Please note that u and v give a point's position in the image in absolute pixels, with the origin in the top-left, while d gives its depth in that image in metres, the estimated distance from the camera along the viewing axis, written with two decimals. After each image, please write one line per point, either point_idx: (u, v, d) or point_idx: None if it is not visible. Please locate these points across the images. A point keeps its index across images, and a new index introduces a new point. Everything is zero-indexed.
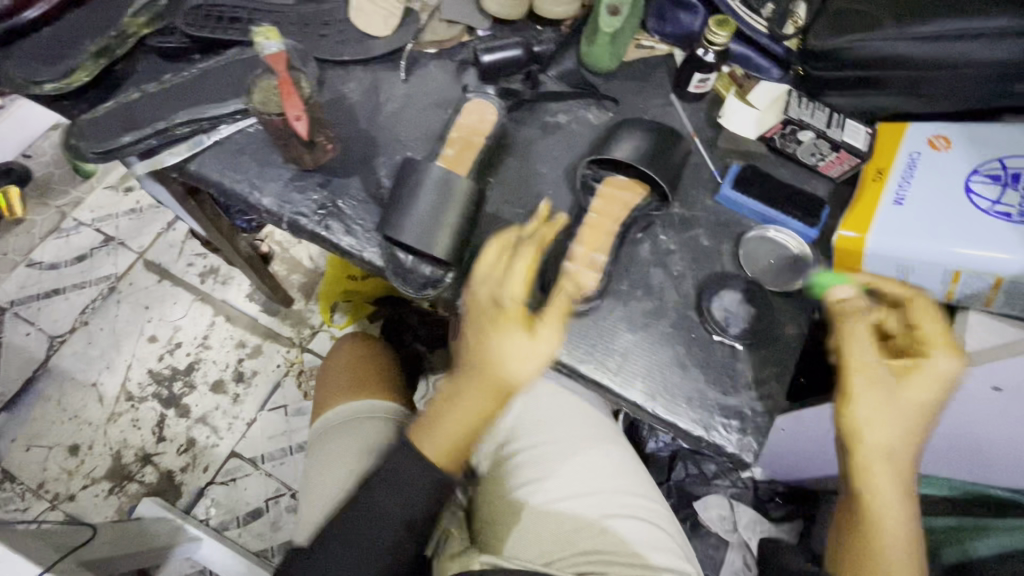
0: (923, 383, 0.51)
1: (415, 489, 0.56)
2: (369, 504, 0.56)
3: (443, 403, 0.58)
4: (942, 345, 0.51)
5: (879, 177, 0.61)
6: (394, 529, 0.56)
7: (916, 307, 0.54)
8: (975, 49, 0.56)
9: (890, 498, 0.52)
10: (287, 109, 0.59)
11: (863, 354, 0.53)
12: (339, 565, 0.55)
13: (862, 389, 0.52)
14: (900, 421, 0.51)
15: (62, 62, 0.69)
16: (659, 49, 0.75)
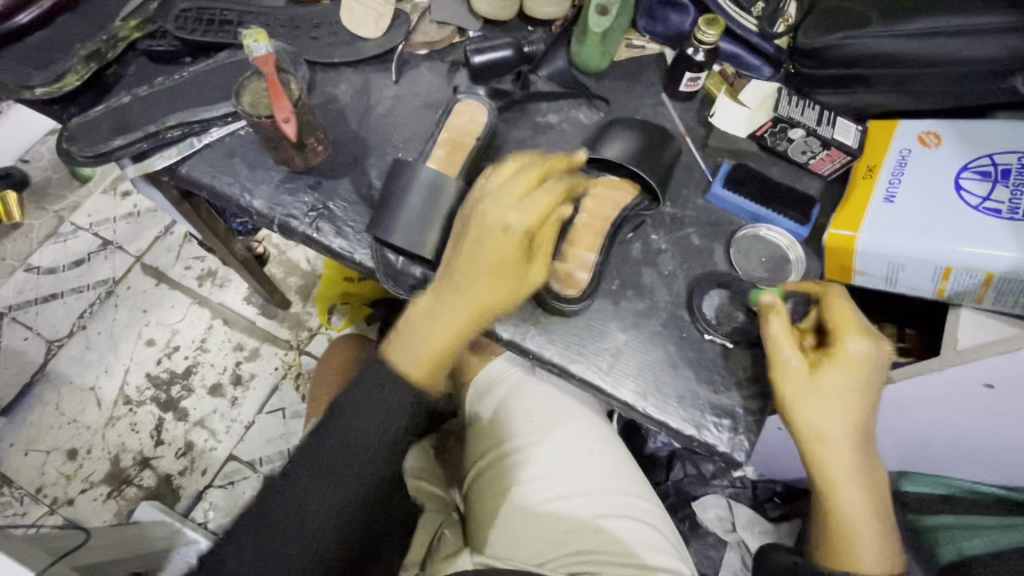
0: (843, 367, 0.52)
1: (390, 412, 0.56)
2: (344, 428, 0.56)
3: (425, 318, 0.56)
4: (851, 329, 0.53)
5: (869, 174, 0.61)
6: (368, 455, 0.55)
7: (829, 302, 0.56)
8: (964, 46, 0.57)
9: (845, 485, 0.53)
10: (275, 111, 0.58)
11: (781, 352, 0.54)
12: (310, 489, 0.53)
13: (788, 385, 0.53)
14: (831, 407, 0.52)
15: (53, 66, 0.69)
16: (650, 49, 0.74)
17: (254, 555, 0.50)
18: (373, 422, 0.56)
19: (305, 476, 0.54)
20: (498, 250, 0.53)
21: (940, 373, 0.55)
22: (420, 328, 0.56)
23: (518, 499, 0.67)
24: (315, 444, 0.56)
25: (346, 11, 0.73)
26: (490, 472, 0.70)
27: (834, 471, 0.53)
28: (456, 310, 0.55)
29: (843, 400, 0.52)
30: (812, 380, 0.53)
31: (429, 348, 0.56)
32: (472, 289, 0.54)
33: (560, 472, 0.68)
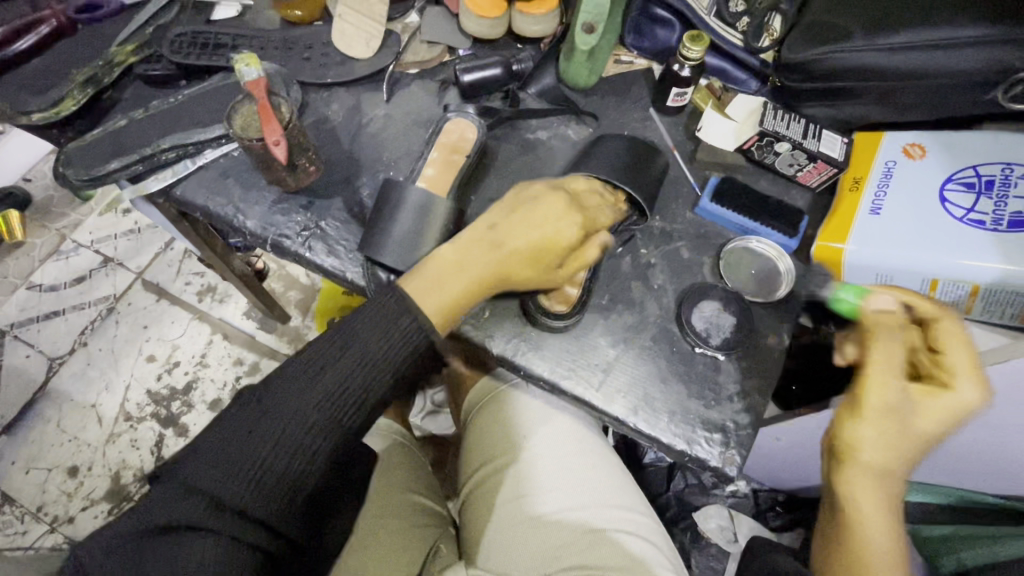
0: (941, 409, 0.48)
1: (396, 337, 0.53)
2: (349, 337, 0.52)
3: (457, 261, 0.56)
4: (972, 374, 0.48)
5: (855, 186, 0.62)
6: (368, 368, 0.52)
7: (944, 331, 0.50)
8: (944, 59, 0.57)
9: (868, 516, 0.49)
10: (265, 134, 0.59)
11: (886, 368, 0.49)
12: (300, 402, 0.50)
13: (874, 409, 0.48)
14: (905, 444, 0.48)
15: (50, 91, 0.71)
16: (638, 64, 0.75)
17: (223, 473, 0.47)
18: (372, 356, 0.52)
19: (288, 399, 0.50)
20: (555, 239, 0.56)
21: None
22: (447, 266, 0.55)
23: (515, 512, 0.67)
24: (306, 363, 0.51)
25: (337, 32, 0.74)
26: (486, 485, 0.70)
27: (862, 497, 0.49)
28: (486, 266, 0.56)
29: (917, 440, 0.48)
30: (899, 412, 0.48)
31: (451, 285, 0.55)
32: (514, 244, 0.56)
33: (559, 485, 0.68)
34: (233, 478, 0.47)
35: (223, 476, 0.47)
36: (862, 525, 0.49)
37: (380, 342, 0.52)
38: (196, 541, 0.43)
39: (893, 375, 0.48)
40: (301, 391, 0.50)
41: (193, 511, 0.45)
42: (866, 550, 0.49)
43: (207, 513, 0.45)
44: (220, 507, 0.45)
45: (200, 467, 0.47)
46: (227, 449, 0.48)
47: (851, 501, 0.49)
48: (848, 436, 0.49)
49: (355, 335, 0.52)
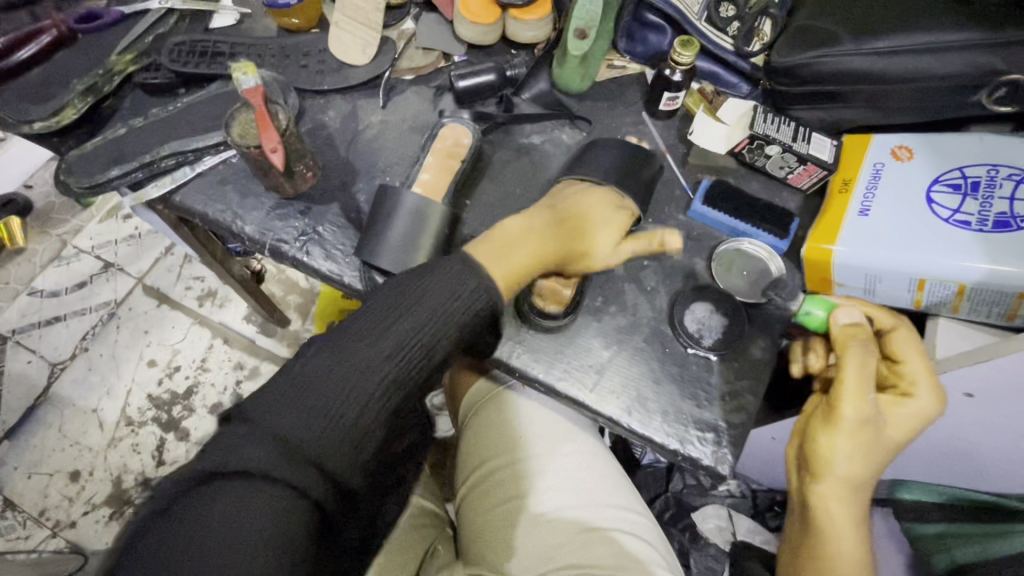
0: (910, 418, 0.52)
1: (463, 294, 0.53)
2: (422, 292, 0.52)
3: (520, 232, 0.60)
4: (930, 384, 0.51)
5: (845, 188, 0.62)
6: (439, 322, 0.51)
7: (899, 339, 0.55)
8: (929, 63, 0.58)
9: (838, 521, 0.53)
10: (264, 141, 0.61)
11: (859, 383, 0.52)
12: (372, 353, 0.48)
13: (851, 423, 0.52)
14: (874, 454, 0.53)
15: (50, 101, 0.72)
16: (631, 69, 0.76)
17: (295, 421, 0.45)
18: (438, 313, 0.51)
19: (353, 351, 0.48)
20: (580, 243, 0.60)
21: None
22: (512, 242, 0.59)
23: (513, 512, 0.67)
24: (369, 319, 0.50)
25: (333, 39, 0.75)
26: (484, 486, 0.71)
27: (834, 504, 0.54)
28: (539, 248, 0.59)
29: (887, 449, 0.53)
30: (873, 424, 0.52)
31: (513, 258, 0.58)
32: (567, 223, 0.61)
33: (558, 484, 0.69)
34: (306, 422, 0.45)
35: (295, 421, 0.45)
36: (831, 528, 0.54)
37: (451, 297, 0.52)
38: (266, 489, 0.41)
39: (865, 388, 0.52)
40: (370, 345, 0.49)
41: (269, 457, 0.42)
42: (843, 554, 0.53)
43: (286, 458, 0.43)
44: (291, 454, 0.43)
45: (272, 413, 0.45)
46: (294, 397, 0.46)
47: (824, 510, 0.54)
48: (825, 450, 0.53)
49: (419, 294, 0.51)
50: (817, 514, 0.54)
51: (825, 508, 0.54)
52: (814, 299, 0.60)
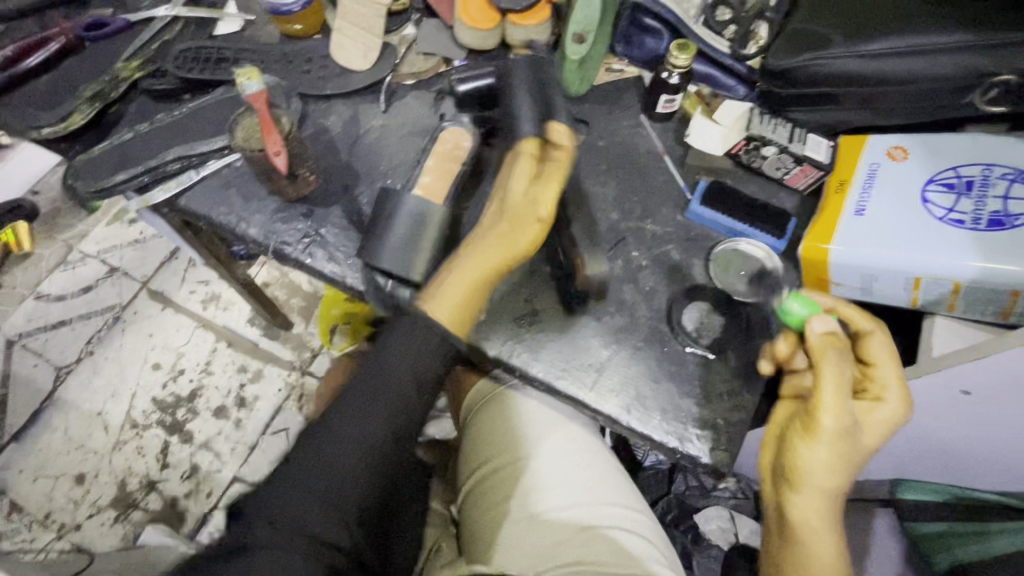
0: (883, 422, 0.53)
1: (425, 353, 0.56)
2: (386, 361, 0.56)
3: (450, 267, 0.60)
4: (901, 386, 0.53)
5: (840, 189, 0.63)
6: (406, 384, 0.56)
7: (872, 343, 0.55)
8: (922, 65, 0.59)
9: (817, 529, 0.54)
10: (267, 145, 0.62)
11: (837, 393, 0.51)
12: (349, 426, 0.54)
13: (831, 434, 0.51)
14: (850, 462, 0.52)
15: (60, 107, 0.75)
16: (629, 72, 0.77)
17: (293, 500, 0.50)
18: (409, 372, 0.56)
19: (342, 430, 0.54)
20: (518, 245, 0.60)
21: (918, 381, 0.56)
22: (452, 282, 0.59)
23: (511, 511, 0.68)
24: (351, 398, 0.55)
25: (335, 46, 0.77)
26: (485, 484, 0.72)
27: (814, 512, 0.53)
28: (484, 272, 0.59)
29: (860, 456, 0.53)
30: (851, 433, 0.51)
31: (460, 297, 0.58)
32: (492, 236, 0.60)
33: (556, 484, 0.69)
34: (303, 498, 0.50)
35: (292, 501, 0.50)
36: (811, 537, 0.54)
37: (413, 359, 0.56)
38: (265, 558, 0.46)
39: (843, 396, 0.51)
40: (354, 415, 0.54)
41: (271, 537, 0.48)
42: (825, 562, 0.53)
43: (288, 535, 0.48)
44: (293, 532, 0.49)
45: (273, 495, 0.51)
46: (291, 480, 0.52)
47: (803, 518, 0.54)
48: (803, 460, 0.52)
49: (384, 362, 0.56)
50: (795, 524, 0.54)
51: (801, 517, 0.54)
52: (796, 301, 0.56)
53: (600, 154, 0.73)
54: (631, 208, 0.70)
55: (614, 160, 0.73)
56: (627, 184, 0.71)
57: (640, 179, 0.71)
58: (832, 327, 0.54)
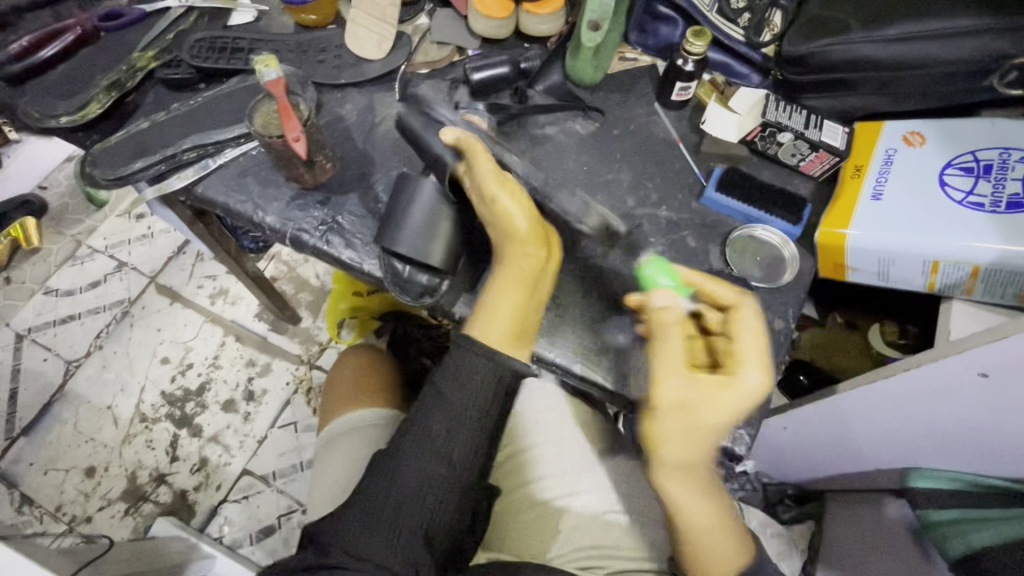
0: (733, 399, 0.52)
1: (482, 387, 0.57)
2: (446, 396, 0.57)
3: (486, 289, 0.60)
4: (758, 362, 0.53)
5: (857, 174, 0.64)
6: (467, 419, 0.56)
7: (736, 319, 0.56)
8: (940, 49, 0.59)
9: (682, 500, 0.54)
10: (287, 131, 0.62)
11: (667, 367, 0.53)
12: (416, 461, 0.56)
13: (668, 405, 0.52)
14: (699, 437, 0.52)
15: (75, 97, 0.74)
16: (642, 61, 0.78)
17: (369, 534, 0.54)
18: (472, 405, 0.57)
19: (411, 467, 0.56)
20: (517, 229, 0.58)
21: (934, 364, 0.56)
22: (494, 311, 0.58)
23: (523, 497, 0.70)
24: (416, 434, 0.57)
25: (350, 35, 0.77)
26: (496, 475, 0.73)
27: (670, 485, 0.54)
28: (516, 280, 0.59)
29: (711, 430, 0.52)
30: (689, 406, 0.52)
31: (516, 317, 0.58)
32: (505, 246, 0.60)
33: (566, 471, 0.72)
34: (378, 533, 0.54)
35: (367, 537, 0.54)
36: (681, 508, 0.55)
37: (472, 394, 0.57)
38: None
39: (682, 370, 0.53)
40: (421, 451, 0.56)
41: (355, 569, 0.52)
42: (695, 527, 0.55)
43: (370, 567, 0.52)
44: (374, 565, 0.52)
45: (350, 529, 0.54)
46: (368, 515, 0.55)
47: (665, 493, 0.55)
48: (650, 435, 0.53)
49: (449, 401, 0.56)
50: (660, 496, 0.55)
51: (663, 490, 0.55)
52: (651, 273, 0.62)
53: (615, 142, 0.73)
54: (646, 195, 0.70)
55: (629, 148, 0.73)
56: (642, 172, 0.72)
57: (654, 167, 0.72)
58: (672, 304, 0.55)
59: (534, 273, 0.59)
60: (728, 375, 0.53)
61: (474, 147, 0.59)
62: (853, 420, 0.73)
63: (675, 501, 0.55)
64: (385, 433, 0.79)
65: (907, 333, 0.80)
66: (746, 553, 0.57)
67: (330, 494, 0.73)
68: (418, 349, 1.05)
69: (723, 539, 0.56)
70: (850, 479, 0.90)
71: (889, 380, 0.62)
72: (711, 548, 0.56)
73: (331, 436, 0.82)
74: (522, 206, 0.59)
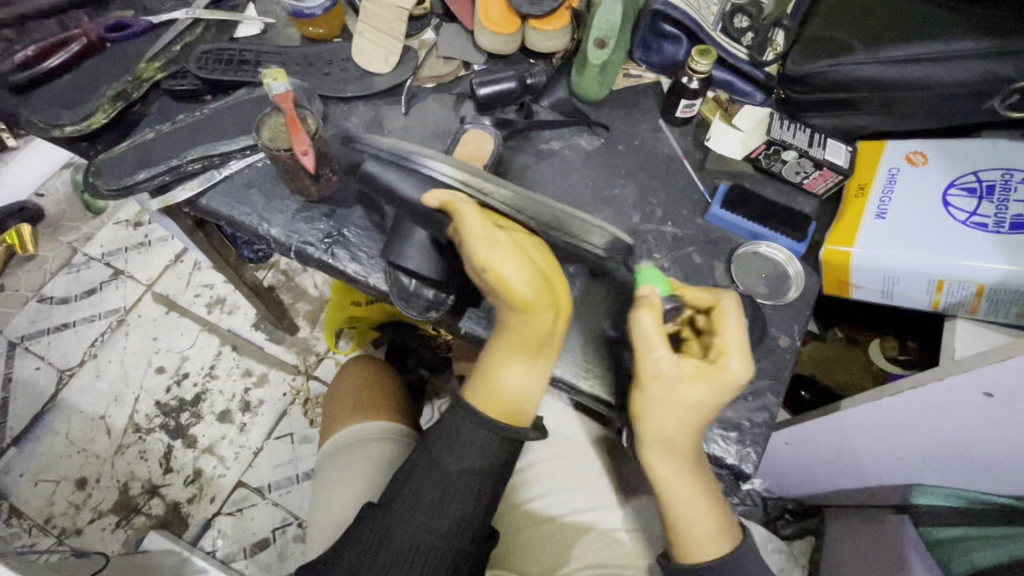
0: (709, 384, 0.51)
1: (475, 451, 0.56)
2: (437, 458, 0.57)
3: (489, 355, 0.57)
4: (739, 351, 0.51)
5: (861, 193, 0.65)
6: (460, 482, 0.57)
7: (719, 314, 0.54)
8: (944, 70, 0.60)
9: (667, 478, 0.55)
10: (294, 144, 0.63)
11: (648, 347, 0.52)
12: (405, 520, 0.56)
13: (648, 378, 0.52)
14: (677, 415, 0.52)
15: (80, 106, 0.74)
16: (647, 78, 0.78)
17: None
18: (464, 468, 0.56)
19: (401, 532, 0.56)
20: (517, 298, 0.53)
21: (938, 383, 0.56)
22: (496, 380, 0.56)
23: (530, 515, 0.70)
24: (410, 498, 0.57)
25: (356, 48, 0.77)
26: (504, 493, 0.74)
27: (650, 459, 0.55)
28: (519, 347, 0.56)
29: (689, 410, 0.52)
30: (667, 379, 0.52)
31: (514, 384, 0.56)
32: (506, 312, 0.56)
33: (573, 489, 0.72)
34: None
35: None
36: (666, 488, 0.55)
37: (464, 458, 0.56)
38: None
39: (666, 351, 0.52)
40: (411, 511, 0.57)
41: None
42: (673, 505, 0.56)
43: None
44: None
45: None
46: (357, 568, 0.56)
47: (652, 470, 0.55)
48: (635, 409, 0.54)
49: (442, 463, 0.57)
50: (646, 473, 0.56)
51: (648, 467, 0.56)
52: (649, 269, 0.55)
53: (620, 158, 0.74)
54: (651, 211, 0.71)
55: (634, 163, 0.73)
56: (647, 188, 0.72)
57: (659, 183, 0.72)
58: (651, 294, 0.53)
59: (538, 340, 0.55)
60: (712, 366, 0.52)
61: (458, 206, 0.52)
62: (855, 438, 0.73)
63: (659, 478, 0.55)
64: (382, 447, 0.77)
65: (908, 348, 0.82)
66: (725, 544, 0.56)
67: (325, 518, 0.72)
68: (418, 360, 1.15)
69: (711, 529, 0.56)
70: (840, 495, 0.91)
71: (893, 398, 0.62)
72: (689, 533, 0.56)
73: (329, 452, 0.81)
74: (522, 270, 0.52)
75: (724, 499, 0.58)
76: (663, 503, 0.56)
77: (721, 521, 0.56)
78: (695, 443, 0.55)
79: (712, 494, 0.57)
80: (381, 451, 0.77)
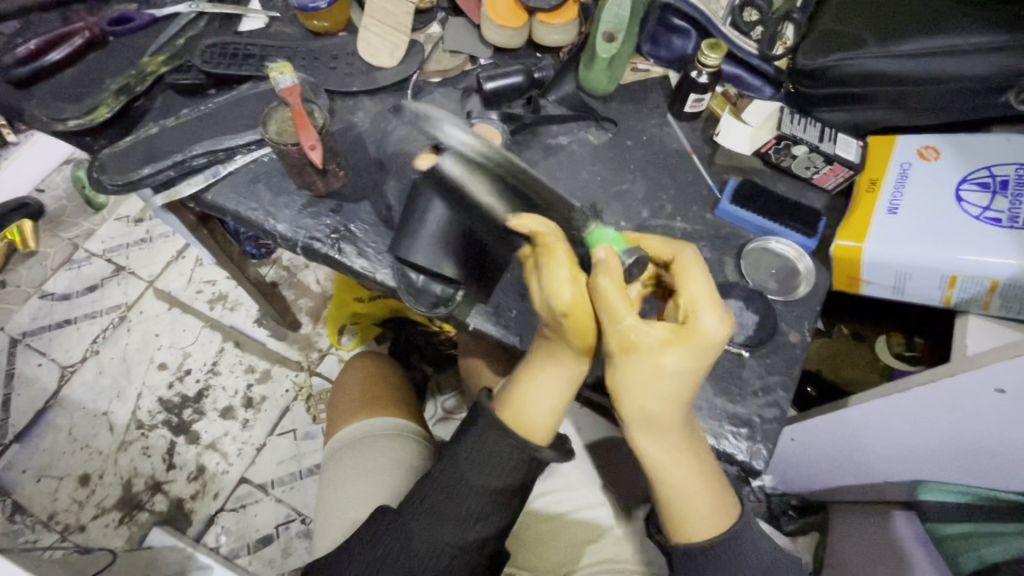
0: (681, 346, 0.51)
1: (500, 467, 0.57)
2: (462, 468, 0.57)
3: (535, 375, 0.58)
4: (709, 306, 0.51)
5: (872, 188, 0.64)
6: (482, 495, 0.57)
7: (679, 266, 0.54)
8: (956, 64, 0.60)
9: (657, 456, 0.54)
10: (302, 139, 0.62)
11: (614, 317, 0.51)
12: (426, 527, 0.57)
13: (619, 350, 0.52)
14: (654, 386, 0.52)
15: (83, 101, 0.73)
16: (655, 72, 0.78)
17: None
18: (487, 482, 0.57)
19: (421, 538, 0.57)
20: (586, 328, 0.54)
21: (950, 378, 0.56)
22: (537, 401, 0.57)
23: (538, 511, 0.70)
24: (433, 505, 0.58)
25: (362, 41, 0.77)
26: None
27: (636, 437, 0.55)
28: (564, 369, 0.57)
29: (668, 379, 0.51)
30: (639, 348, 0.52)
31: (552, 403, 0.57)
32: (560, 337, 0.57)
33: (581, 485, 0.71)
34: None
35: None
36: (657, 466, 0.55)
37: (489, 472, 0.57)
38: None
39: (635, 319, 0.51)
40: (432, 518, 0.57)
41: None
42: (668, 484, 0.55)
43: None
44: None
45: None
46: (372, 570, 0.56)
47: (639, 448, 0.55)
48: (613, 385, 0.54)
49: (467, 474, 0.57)
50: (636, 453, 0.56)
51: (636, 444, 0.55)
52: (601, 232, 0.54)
53: (628, 153, 0.73)
54: (660, 206, 0.70)
55: (643, 158, 0.73)
56: (656, 183, 0.72)
57: (669, 178, 0.72)
58: (607, 259, 0.51)
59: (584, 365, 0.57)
60: (684, 327, 0.51)
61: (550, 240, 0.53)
62: (863, 434, 0.73)
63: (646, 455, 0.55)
64: (387, 445, 0.77)
65: (914, 343, 0.81)
66: (726, 522, 0.55)
67: (330, 514, 0.72)
68: (421, 355, 1.15)
69: (710, 510, 0.55)
70: (843, 490, 0.91)
71: (903, 394, 0.62)
72: (686, 513, 0.55)
73: (334, 449, 0.81)
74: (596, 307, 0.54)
75: (727, 482, 0.57)
76: (657, 482, 0.56)
77: (721, 503, 0.56)
78: (684, 418, 0.54)
79: (711, 473, 0.56)
80: (386, 448, 0.76)
